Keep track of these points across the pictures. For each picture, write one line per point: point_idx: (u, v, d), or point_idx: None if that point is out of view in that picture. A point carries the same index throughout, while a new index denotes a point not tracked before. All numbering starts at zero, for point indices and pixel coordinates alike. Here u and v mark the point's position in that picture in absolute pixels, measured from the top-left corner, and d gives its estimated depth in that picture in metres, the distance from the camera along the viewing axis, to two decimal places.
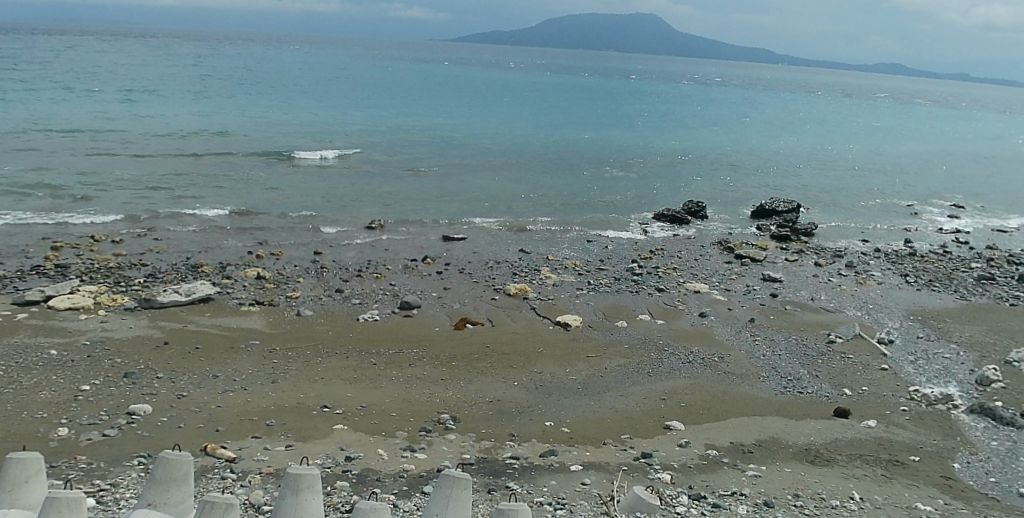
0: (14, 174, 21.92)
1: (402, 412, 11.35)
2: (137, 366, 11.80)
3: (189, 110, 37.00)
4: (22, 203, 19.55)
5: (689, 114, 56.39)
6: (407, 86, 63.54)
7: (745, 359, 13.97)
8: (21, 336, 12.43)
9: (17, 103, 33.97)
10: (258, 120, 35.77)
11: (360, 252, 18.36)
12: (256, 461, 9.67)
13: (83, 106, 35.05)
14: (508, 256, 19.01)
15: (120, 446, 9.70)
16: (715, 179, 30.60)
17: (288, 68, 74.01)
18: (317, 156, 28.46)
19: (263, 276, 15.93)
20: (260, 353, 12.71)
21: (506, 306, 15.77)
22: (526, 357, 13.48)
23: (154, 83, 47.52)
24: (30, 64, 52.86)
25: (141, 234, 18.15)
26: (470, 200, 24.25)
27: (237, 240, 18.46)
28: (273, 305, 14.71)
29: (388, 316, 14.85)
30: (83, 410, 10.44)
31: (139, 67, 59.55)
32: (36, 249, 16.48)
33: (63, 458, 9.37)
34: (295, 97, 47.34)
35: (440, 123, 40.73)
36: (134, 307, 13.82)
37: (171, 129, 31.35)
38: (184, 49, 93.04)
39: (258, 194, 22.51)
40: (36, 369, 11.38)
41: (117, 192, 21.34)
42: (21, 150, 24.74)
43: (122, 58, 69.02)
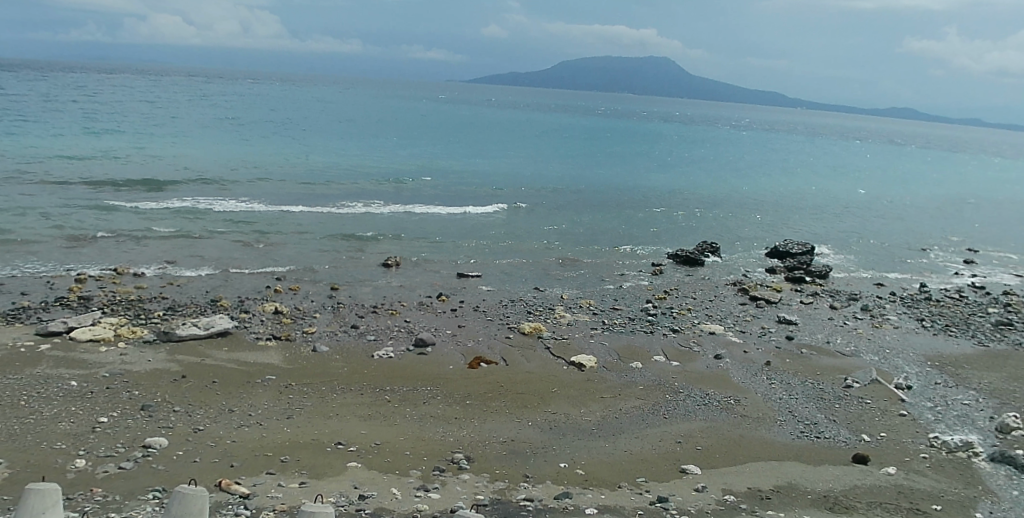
0: (37, 208, 22.16)
1: (417, 451, 11.27)
2: (156, 398, 11.82)
3: (210, 148, 37.55)
4: (45, 237, 19.76)
5: (704, 157, 56.69)
6: (422, 125, 64.38)
7: (762, 402, 13.84)
8: (43, 366, 12.50)
9: (43, 140, 34.56)
10: (276, 159, 36.21)
11: (377, 289, 18.44)
12: (271, 497, 9.62)
13: (107, 143, 35.58)
14: (523, 295, 19.03)
15: (136, 479, 9.67)
16: (728, 221, 30.65)
17: (309, 107, 75.00)
18: (333, 196, 28.75)
19: (280, 311, 16.00)
20: (276, 388, 12.70)
21: (521, 345, 15.73)
22: (540, 397, 13.39)
23: (178, 121, 48.33)
24: (51, 102, 53.75)
25: (162, 268, 18.32)
26: (485, 239, 24.32)
27: (255, 275, 18.52)
28: (289, 340, 14.74)
29: (403, 353, 14.84)
30: (100, 441, 10.44)
31: (161, 105, 60.59)
32: (59, 281, 16.67)
33: (79, 490, 9.35)
34: (315, 136, 48.00)
35: (456, 163, 41.12)
36: (153, 340, 13.92)
37: (191, 166, 31.71)
38: (204, 88, 94.87)
39: (274, 231, 22.73)
40: (55, 400, 11.41)
41: (138, 228, 21.54)
42: (46, 186, 25.04)
43: (144, 95, 70.05)
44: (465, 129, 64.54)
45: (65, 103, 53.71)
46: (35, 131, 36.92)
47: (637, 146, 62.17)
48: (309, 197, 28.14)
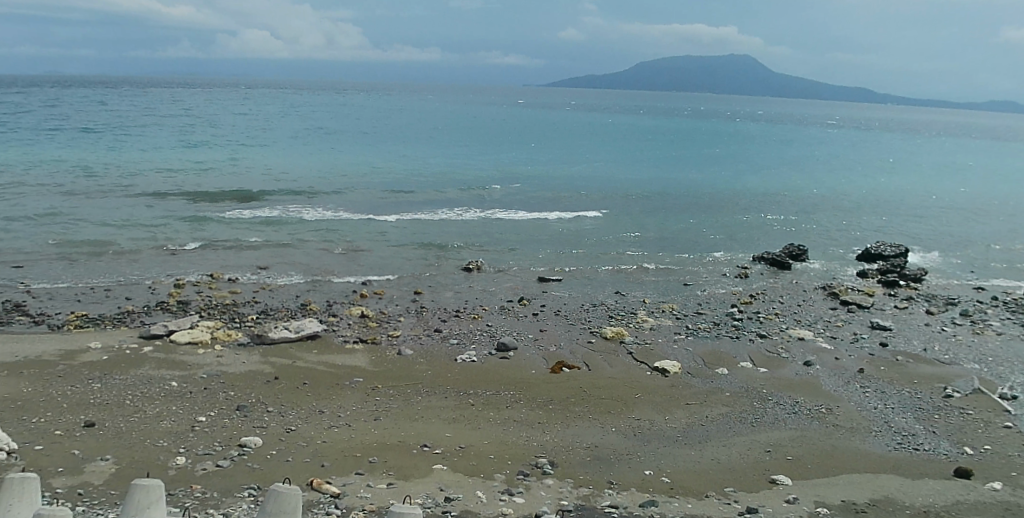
0: (139, 218, 23.39)
1: (500, 454, 11.25)
2: (250, 399, 12.22)
3: (296, 158, 38.86)
4: (146, 245, 20.80)
5: (787, 156, 54.99)
6: (498, 131, 64.87)
7: (856, 411, 13.20)
8: (147, 368, 13.11)
9: (143, 154, 36.52)
10: (357, 167, 37.13)
11: (459, 293, 18.59)
12: (359, 497, 9.77)
13: (201, 156, 37.29)
14: (603, 299, 18.81)
15: (233, 477, 9.99)
16: (814, 222, 29.57)
17: (388, 116, 76.72)
18: (414, 203, 29.21)
19: (366, 315, 16.32)
20: (363, 390, 12.93)
21: (603, 350, 15.53)
22: (623, 403, 13.16)
23: (265, 132, 50.23)
24: (151, 117, 56.73)
25: (255, 274, 19.01)
26: (564, 243, 24.22)
27: (341, 280, 18.98)
28: (375, 343, 15.01)
29: (485, 357, 14.87)
30: (199, 440, 10.85)
31: (250, 117, 63.13)
32: (161, 286, 17.51)
33: (180, 486, 9.73)
34: (395, 144, 49.04)
35: (533, 168, 41.20)
36: (247, 342, 14.41)
37: (279, 176, 32.89)
38: (289, 100, 98.40)
39: (357, 238, 23.24)
40: (158, 400, 11.93)
41: (230, 236, 22.44)
42: (147, 198, 26.41)
43: (234, 108, 73.21)
44: (541, 133, 64.70)
45: (162, 118, 56.63)
46: (136, 146, 39.06)
47: (717, 147, 60.87)
48: (390, 204, 28.72)
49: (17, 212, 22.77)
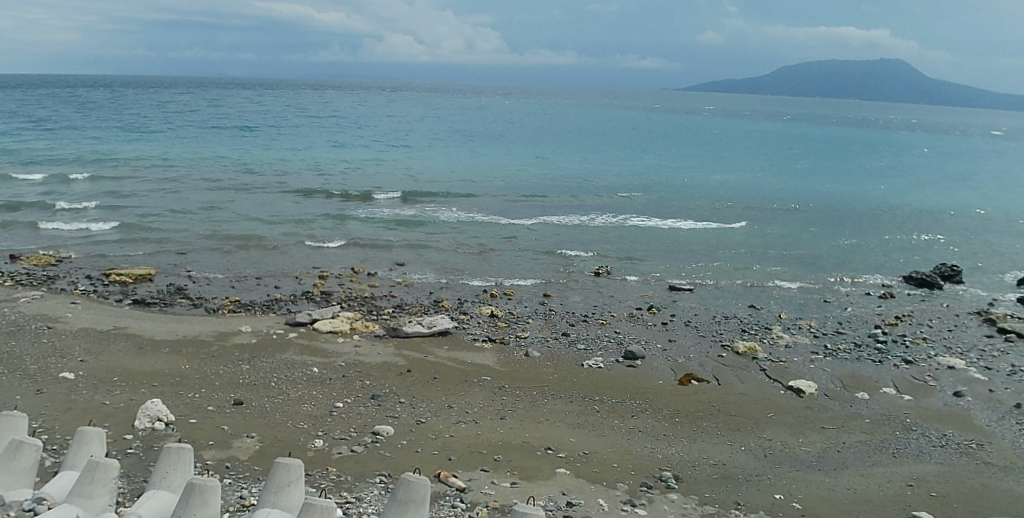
0: (288, 213, 24.93)
1: (623, 463, 11.06)
2: (384, 389, 12.68)
3: (430, 159, 40.14)
4: (294, 238, 22.13)
5: (943, 168, 50.96)
6: (628, 136, 64.21)
7: (1016, 450, 11.98)
8: (292, 352, 13.90)
9: (293, 152, 38.93)
10: (489, 170, 37.86)
11: (587, 298, 18.51)
12: (483, 494, 9.90)
13: (344, 155, 39.30)
14: (736, 312, 18.14)
15: (365, 463, 10.39)
16: (974, 240, 27.20)
17: (520, 119, 77.77)
18: (543, 207, 29.42)
19: (496, 315, 16.57)
20: (490, 389, 13.11)
21: (734, 364, 14.96)
22: (754, 421, 12.60)
23: (403, 134, 52.28)
24: (302, 118, 60.37)
25: (392, 269, 19.77)
26: (695, 252, 23.58)
27: (472, 279, 19.37)
28: (504, 343, 15.19)
29: (611, 364, 14.69)
30: (336, 424, 11.36)
31: (389, 119, 65.91)
32: (307, 277, 18.57)
33: (318, 467, 10.22)
34: (525, 147, 49.65)
35: (663, 174, 40.46)
36: (383, 335, 14.99)
37: (415, 177, 34.09)
38: (425, 103, 101.89)
39: (488, 239, 23.66)
40: (301, 383, 12.61)
41: (369, 233, 23.47)
42: (295, 194, 28.12)
43: (375, 111, 76.70)
44: (673, 139, 63.46)
45: (310, 119, 60.17)
46: (287, 145, 41.71)
47: (862, 157, 57.36)
48: (520, 207, 29.07)
49: (184, 204, 24.85)
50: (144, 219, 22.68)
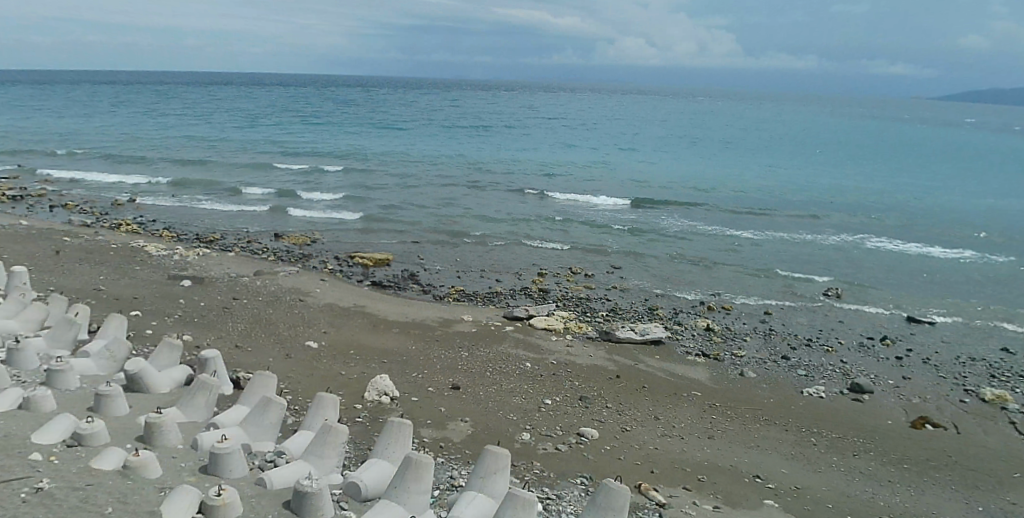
0: (511, 211, 26.04)
1: (839, 506, 10.22)
2: (593, 392, 12.78)
3: (652, 164, 39.81)
4: (516, 235, 23.04)
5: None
6: (870, 148, 59.04)
7: None
8: (509, 344, 14.46)
9: (519, 152, 40.55)
10: (712, 178, 36.77)
11: (811, 320, 17.33)
12: (684, 513, 9.64)
13: (567, 157, 40.21)
14: (987, 354, 16.00)
15: (569, 462, 10.55)
16: None
17: (748, 126, 74.57)
18: (768, 220, 28.00)
19: (712, 329, 16.06)
20: (699, 406, 12.72)
21: (981, 413, 13.19)
22: (1000, 482, 11.04)
23: (625, 137, 52.36)
24: (529, 119, 62.60)
25: (609, 272, 19.90)
26: (941, 283, 21.16)
27: (688, 290, 18.93)
28: (718, 360, 14.67)
29: (833, 396, 13.61)
30: (544, 420, 11.64)
31: (613, 122, 66.33)
32: (527, 273, 19.26)
33: (524, 459, 10.54)
34: (753, 155, 47.51)
35: (909, 193, 36.72)
36: (596, 337, 15.14)
37: (635, 182, 34.00)
38: (650, 106, 101.21)
39: (706, 250, 22.99)
40: (514, 375, 13.06)
41: (587, 235, 23.81)
42: (519, 193, 29.27)
43: (599, 113, 77.60)
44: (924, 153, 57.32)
45: (537, 120, 62.27)
46: (515, 145, 43.52)
47: None
48: (743, 219, 27.93)
49: (419, 198, 26.82)
50: (385, 209, 24.82)
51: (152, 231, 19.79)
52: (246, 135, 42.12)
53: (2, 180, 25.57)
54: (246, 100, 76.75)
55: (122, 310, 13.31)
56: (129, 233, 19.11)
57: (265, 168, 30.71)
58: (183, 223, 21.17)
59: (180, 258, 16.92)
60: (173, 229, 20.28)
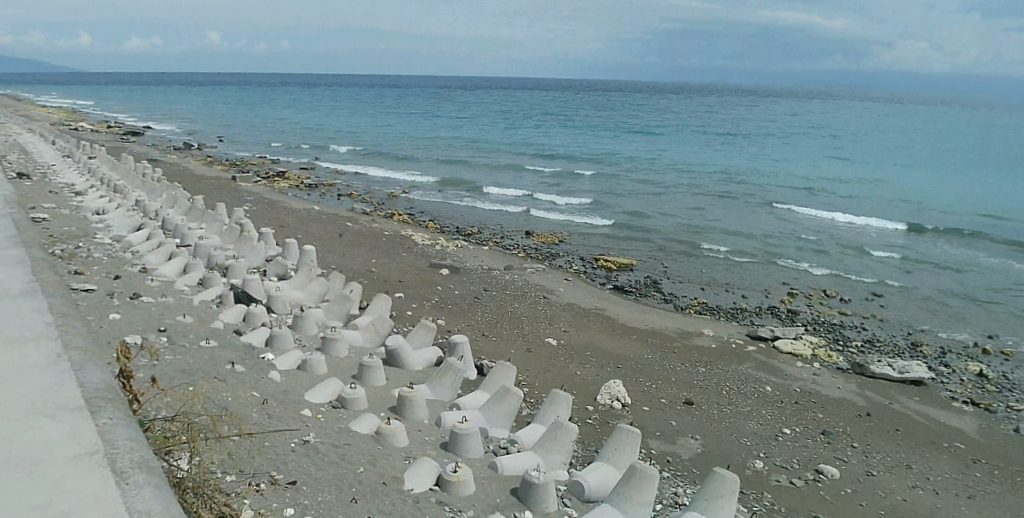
0: (762, 226, 24.70)
1: None
2: (836, 427, 11.67)
3: (933, 184, 35.49)
4: (765, 251, 21.83)
5: None
6: None
7: None
8: (747, 365, 13.69)
9: (777, 164, 38.36)
10: (1008, 202, 31.86)
11: None
12: None
13: (831, 171, 37.25)
14: None
15: (803, 500, 9.69)
16: None
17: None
18: None
19: (987, 376, 13.96)
20: (963, 459, 11.12)
21: None
22: None
23: (904, 152, 47.18)
24: (791, 128, 58.93)
25: (866, 299, 18.12)
26: None
27: (962, 328, 16.61)
28: (992, 411, 12.69)
29: None
30: (779, 450, 10.80)
31: (889, 134, 60.17)
32: (775, 292, 18.16)
33: (752, 488, 9.84)
34: None
35: None
36: (845, 369, 13.83)
37: (910, 203, 30.56)
38: (937, 117, 90.29)
39: (994, 286, 19.97)
40: (750, 398, 12.31)
41: (847, 258, 21.84)
42: (772, 207, 27.70)
43: (874, 124, 70.73)
44: None
45: (800, 130, 58.46)
46: (773, 156, 41.25)
47: None
48: None
49: (666, 207, 26.48)
50: (630, 216, 24.84)
51: (419, 221, 21.74)
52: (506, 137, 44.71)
53: (304, 170, 29.71)
54: (509, 104, 81.37)
55: (387, 291, 14.68)
56: (399, 223, 21.11)
57: (520, 169, 32.29)
58: (445, 216, 22.95)
59: (439, 248, 18.33)
60: (436, 222, 22.04)
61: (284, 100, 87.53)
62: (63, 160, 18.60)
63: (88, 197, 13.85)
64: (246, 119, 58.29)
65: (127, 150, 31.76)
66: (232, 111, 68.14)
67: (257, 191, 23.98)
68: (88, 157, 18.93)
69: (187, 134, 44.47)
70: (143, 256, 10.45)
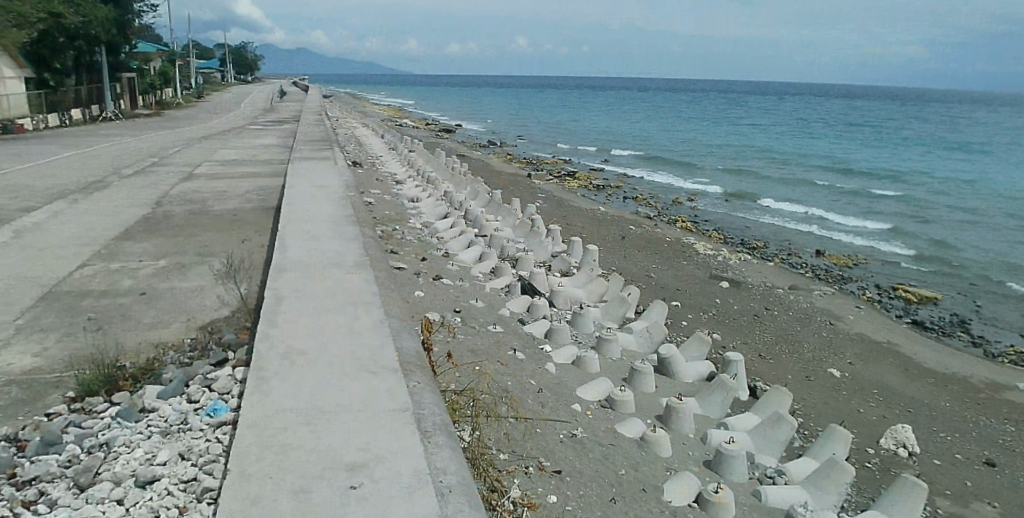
0: None
1: None
2: None
3: None
4: None
5: None
6: None
7: None
8: None
9: None
10: None
11: None
12: None
13: None
14: None
15: None
16: None
17: None
18: None
19: None
20: None
21: None
22: None
23: None
24: None
25: None
26: None
27: None
28: None
29: None
30: None
31: None
32: None
33: None
34: None
35: None
36: None
37: None
38: None
39: None
40: None
41: None
42: None
43: None
44: None
45: None
46: None
47: None
48: None
49: (990, 239, 22.77)
50: (942, 246, 21.72)
51: (702, 230, 21.28)
52: (802, 150, 41.80)
53: (592, 172, 30.67)
54: (812, 114, 75.83)
55: (666, 298, 14.27)
56: (682, 230, 20.84)
57: (814, 185, 29.96)
58: (730, 227, 22.17)
59: (721, 259, 17.72)
60: (720, 232, 21.41)
61: (581, 102, 91.10)
62: (391, 151, 21.30)
63: (408, 186, 15.61)
64: (542, 120, 61.84)
65: (443, 146, 35.46)
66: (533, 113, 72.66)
67: (550, 189, 25.26)
68: (412, 150, 21.41)
69: (491, 132, 48.42)
70: (446, 242, 11.52)
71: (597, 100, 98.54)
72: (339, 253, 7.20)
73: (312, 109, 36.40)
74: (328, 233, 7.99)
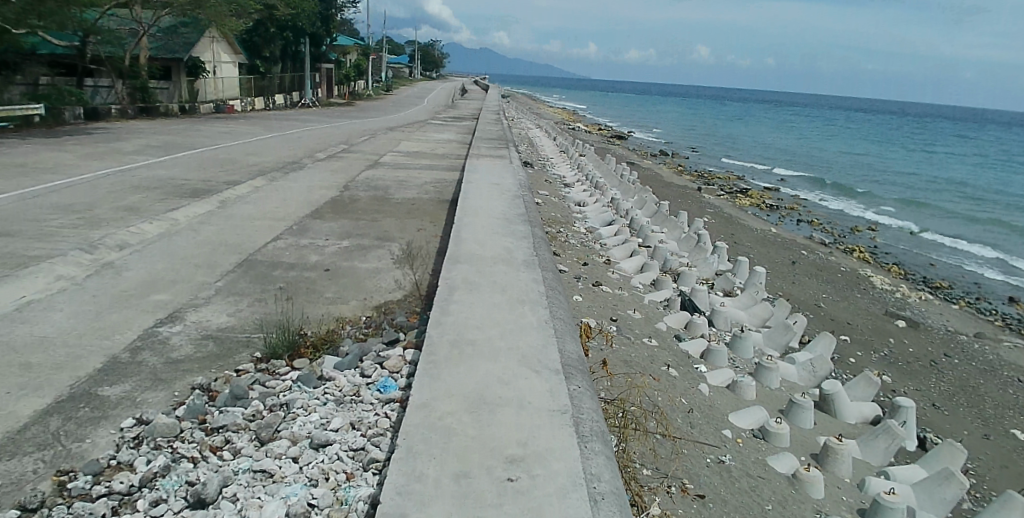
0: None
1: None
2: None
3: None
4: None
5: None
6: None
7: None
8: None
9: None
10: None
11: None
12: None
13: None
14: None
15: None
16: None
17: None
18: None
19: None
20: None
21: None
22: None
23: None
24: None
25: None
26: None
27: None
28: None
29: None
30: None
31: None
32: None
33: None
34: None
35: None
36: None
37: None
38: None
39: None
40: None
41: None
42: None
43: None
44: None
45: None
46: None
47: None
48: None
49: None
50: None
51: (882, 263, 19.88)
52: (1007, 185, 37.70)
53: (763, 190, 29.52)
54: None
55: (834, 331, 13.49)
56: (859, 261, 19.56)
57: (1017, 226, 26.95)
58: (913, 263, 20.54)
59: (899, 296, 16.44)
60: (902, 267, 19.88)
61: (758, 117, 87.55)
62: (563, 154, 21.66)
63: (576, 190, 15.81)
64: (714, 132, 60.22)
65: (612, 152, 35.55)
66: (706, 124, 70.92)
67: (718, 204, 24.62)
68: (582, 155, 21.58)
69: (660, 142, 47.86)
70: (609, 249, 11.56)
71: (775, 116, 94.36)
72: (508, 250, 7.41)
73: (490, 108, 37.79)
74: (500, 229, 8.21)
